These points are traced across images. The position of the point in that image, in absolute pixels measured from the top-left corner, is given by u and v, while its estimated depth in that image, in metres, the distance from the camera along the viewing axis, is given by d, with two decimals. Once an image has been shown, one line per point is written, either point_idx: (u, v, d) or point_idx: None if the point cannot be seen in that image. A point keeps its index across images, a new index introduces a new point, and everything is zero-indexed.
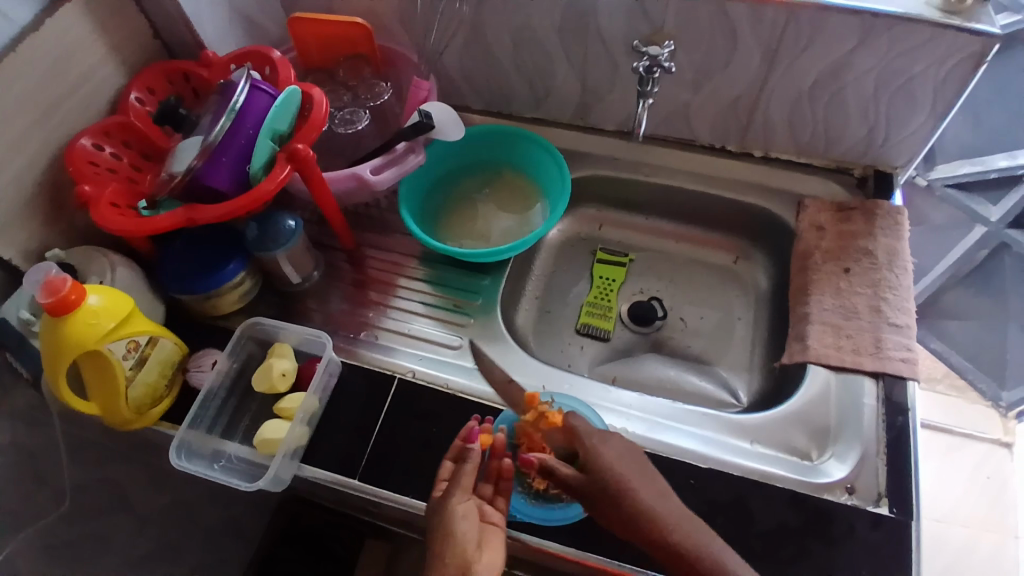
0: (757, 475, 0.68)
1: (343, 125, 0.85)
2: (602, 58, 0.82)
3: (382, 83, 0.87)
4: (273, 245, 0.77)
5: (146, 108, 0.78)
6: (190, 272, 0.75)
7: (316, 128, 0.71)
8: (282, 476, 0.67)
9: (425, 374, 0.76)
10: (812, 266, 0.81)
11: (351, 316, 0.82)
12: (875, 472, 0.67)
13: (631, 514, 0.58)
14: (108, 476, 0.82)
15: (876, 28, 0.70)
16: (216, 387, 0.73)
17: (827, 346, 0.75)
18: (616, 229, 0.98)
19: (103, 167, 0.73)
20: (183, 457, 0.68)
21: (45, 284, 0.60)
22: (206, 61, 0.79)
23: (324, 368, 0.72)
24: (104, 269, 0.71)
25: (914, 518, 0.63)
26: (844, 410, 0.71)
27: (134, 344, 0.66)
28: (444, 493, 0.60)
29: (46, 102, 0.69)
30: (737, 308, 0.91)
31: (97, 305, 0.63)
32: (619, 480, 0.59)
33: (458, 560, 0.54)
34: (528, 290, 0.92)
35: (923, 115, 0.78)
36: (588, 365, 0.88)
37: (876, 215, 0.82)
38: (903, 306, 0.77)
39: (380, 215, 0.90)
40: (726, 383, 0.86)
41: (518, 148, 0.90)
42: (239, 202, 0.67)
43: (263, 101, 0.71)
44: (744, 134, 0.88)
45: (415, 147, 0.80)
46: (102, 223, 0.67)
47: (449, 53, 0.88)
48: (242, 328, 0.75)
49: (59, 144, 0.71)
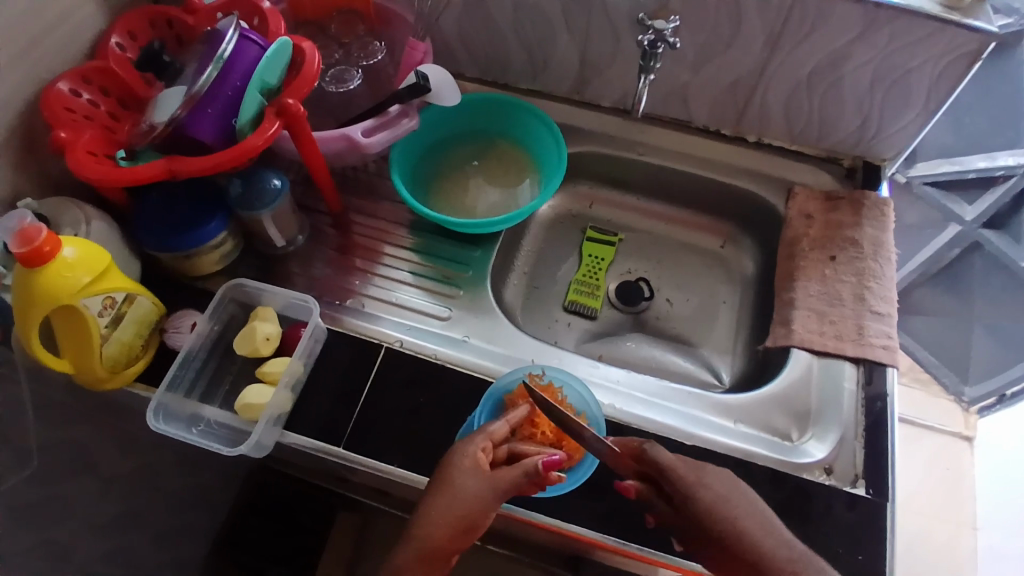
0: (739, 453, 0.69)
1: (335, 83, 0.82)
2: (604, 33, 0.81)
3: (375, 43, 0.85)
4: (259, 205, 0.74)
5: (127, 54, 0.73)
6: (169, 229, 0.72)
7: (309, 83, 0.68)
8: (265, 442, 0.66)
9: (412, 344, 0.74)
10: (800, 254, 0.82)
11: (336, 282, 0.80)
12: (852, 455, 0.68)
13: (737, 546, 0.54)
14: (74, 438, 0.79)
15: (879, 19, 0.70)
16: (195, 348, 0.70)
17: (812, 332, 0.77)
18: (606, 207, 0.97)
19: (79, 113, 0.68)
20: (161, 419, 0.66)
21: (18, 232, 0.56)
22: (191, 6, 0.75)
23: (309, 334, 0.70)
24: (77, 221, 0.67)
25: (889, 500, 0.65)
26: (825, 394, 0.73)
27: (111, 301, 0.63)
28: (492, 483, 0.57)
29: (20, 40, 0.64)
30: (722, 291, 0.92)
31: (72, 258, 0.59)
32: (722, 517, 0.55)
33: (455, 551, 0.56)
34: (517, 265, 0.91)
35: (915, 109, 0.79)
36: (574, 342, 0.88)
37: (864, 206, 0.83)
38: (886, 296, 0.78)
39: (368, 180, 0.88)
40: (709, 365, 0.87)
41: (514, 119, 0.89)
42: (224, 156, 0.64)
43: (253, 52, 0.68)
44: (739, 118, 0.88)
45: (410, 110, 0.77)
46: (77, 171, 0.63)
47: (447, 16, 0.85)
48: (224, 289, 0.73)
49: (34, 86, 0.67)
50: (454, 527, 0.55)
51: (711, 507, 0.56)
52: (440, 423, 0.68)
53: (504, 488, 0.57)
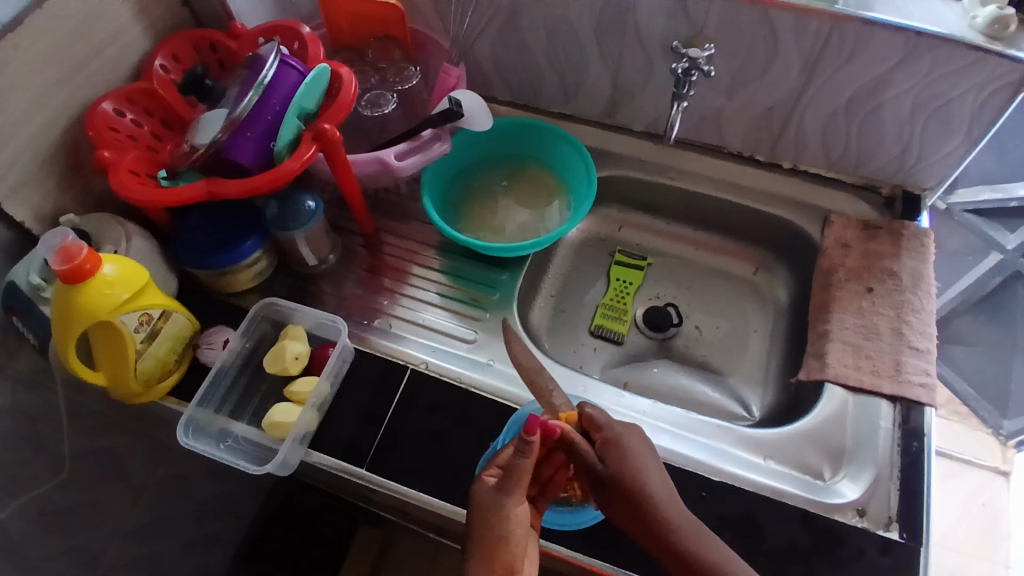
0: (769, 491, 0.67)
1: (370, 107, 0.84)
2: (637, 58, 0.81)
3: (411, 67, 0.86)
4: (293, 225, 0.75)
5: (170, 76, 0.76)
6: (207, 248, 0.73)
7: (344, 109, 0.69)
8: (291, 460, 0.67)
9: (437, 366, 0.75)
10: (836, 284, 0.80)
11: (364, 301, 0.81)
12: (887, 496, 0.66)
13: (647, 520, 0.55)
14: (104, 445, 0.81)
15: (920, 47, 0.69)
16: (227, 365, 0.72)
17: (846, 366, 0.74)
18: (635, 231, 0.96)
19: (123, 133, 0.71)
20: (191, 435, 0.67)
21: (60, 250, 0.58)
22: (234, 32, 0.78)
23: (337, 354, 0.71)
24: (118, 238, 0.70)
25: (923, 545, 0.63)
26: (860, 432, 0.70)
27: (147, 317, 0.65)
28: (495, 485, 0.56)
29: (70, 64, 0.67)
30: (753, 319, 0.90)
31: (112, 275, 0.61)
32: (640, 486, 0.56)
33: (506, 563, 0.53)
34: (543, 288, 0.91)
35: (956, 138, 0.77)
36: (600, 367, 0.88)
37: (903, 237, 0.81)
38: (925, 331, 0.76)
39: (400, 202, 0.89)
40: (739, 396, 0.85)
41: (544, 142, 0.89)
42: (260, 178, 0.66)
43: (292, 78, 0.70)
44: (775, 145, 0.87)
45: (442, 134, 0.78)
46: (121, 191, 0.65)
47: (481, 42, 0.86)
48: (258, 307, 0.74)
49: (80, 107, 0.69)
50: (483, 539, 0.54)
51: (631, 474, 0.57)
52: (462, 447, 0.68)
53: (511, 479, 0.56)
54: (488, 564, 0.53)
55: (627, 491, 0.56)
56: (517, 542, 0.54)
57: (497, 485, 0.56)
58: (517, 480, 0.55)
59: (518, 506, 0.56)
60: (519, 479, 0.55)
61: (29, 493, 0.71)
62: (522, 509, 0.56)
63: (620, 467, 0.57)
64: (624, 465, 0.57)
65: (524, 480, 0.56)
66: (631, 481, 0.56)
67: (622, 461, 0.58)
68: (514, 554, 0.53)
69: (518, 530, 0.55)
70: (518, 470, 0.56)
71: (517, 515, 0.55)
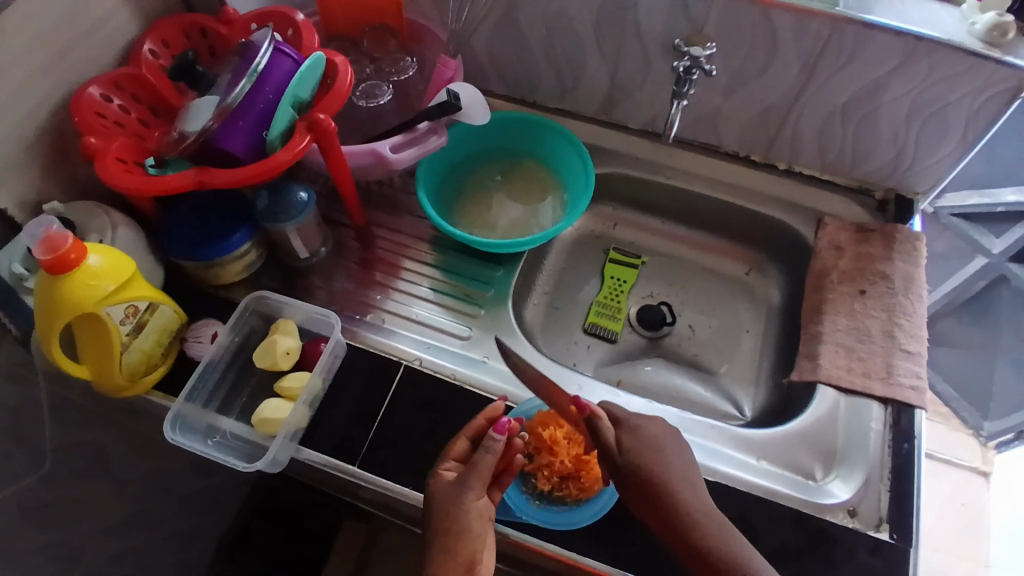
0: (762, 491, 0.67)
1: (365, 98, 0.82)
2: (636, 55, 0.81)
3: (407, 58, 0.84)
4: (284, 217, 0.74)
5: (159, 61, 0.74)
6: (194, 239, 0.72)
7: (340, 99, 0.68)
8: (281, 458, 0.65)
9: (431, 363, 0.74)
10: (828, 285, 0.81)
11: (355, 296, 0.79)
12: (877, 497, 0.67)
13: (668, 509, 0.56)
14: (87, 440, 0.79)
15: (918, 51, 0.69)
16: (216, 359, 0.70)
17: (839, 368, 0.75)
18: (629, 229, 0.96)
19: (109, 119, 0.69)
20: (177, 430, 0.66)
21: (44, 240, 0.56)
22: (226, 17, 0.76)
23: (330, 350, 0.70)
24: (104, 227, 0.68)
25: (913, 546, 0.64)
26: (851, 433, 0.71)
27: (133, 310, 0.63)
28: (456, 478, 0.57)
29: (57, 46, 0.64)
30: (746, 320, 0.90)
31: (98, 267, 0.59)
32: (656, 478, 0.57)
33: (466, 556, 0.53)
34: (537, 285, 0.90)
35: (951, 143, 0.77)
36: (594, 365, 0.87)
37: (895, 240, 0.82)
38: (916, 334, 0.76)
39: (393, 195, 0.87)
40: (731, 396, 0.85)
41: (541, 138, 0.88)
42: (253, 168, 0.64)
43: (285, 66, 0.68)
44: (771, 146, 0.87)
45: (438, 127, 0.77)
46: (107, 179, 0.63)
47: (478, 35, 0.85)
48: (247, 300, 0.72)
49: (65, 91, 0.67)
50: (443, 534, 0.54)
51: (653, 467, 0.57)
52: None
53: (472, 472, 0.56)
54: (450, 556, 0.53)
55: (645, 483, 0.57)
56: (480, 536, 0.54)
57: (458, 478, 0.57)
58: (478, 473, 0.56)
59: (479, 498, 0.56)
60: (480, 474, 0.56)
61: (8, 489, 0.69)
62: (482, 502, 0.56)
63: (634, 455, 0.59)
64: (642, 458, 0.58)
65: (484, 476, 0.56)
66: (650, 473, 0.57)
67: (642, 455, 0.58)
68: (474, 548, 0.53)
69: (477, 522, 0.55)
70: (482, 463, 0.56)
71: (478, 508, 0.55)
